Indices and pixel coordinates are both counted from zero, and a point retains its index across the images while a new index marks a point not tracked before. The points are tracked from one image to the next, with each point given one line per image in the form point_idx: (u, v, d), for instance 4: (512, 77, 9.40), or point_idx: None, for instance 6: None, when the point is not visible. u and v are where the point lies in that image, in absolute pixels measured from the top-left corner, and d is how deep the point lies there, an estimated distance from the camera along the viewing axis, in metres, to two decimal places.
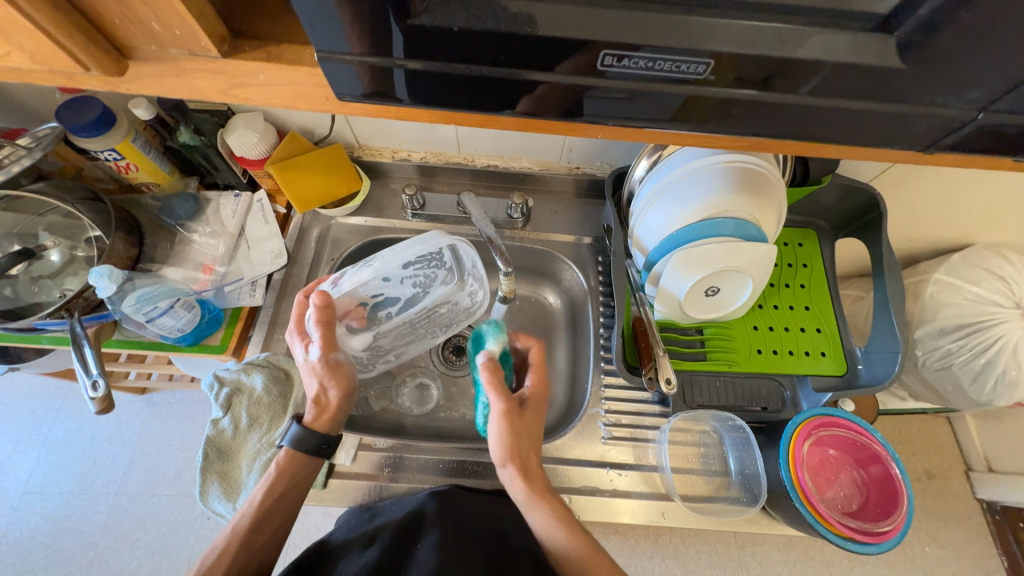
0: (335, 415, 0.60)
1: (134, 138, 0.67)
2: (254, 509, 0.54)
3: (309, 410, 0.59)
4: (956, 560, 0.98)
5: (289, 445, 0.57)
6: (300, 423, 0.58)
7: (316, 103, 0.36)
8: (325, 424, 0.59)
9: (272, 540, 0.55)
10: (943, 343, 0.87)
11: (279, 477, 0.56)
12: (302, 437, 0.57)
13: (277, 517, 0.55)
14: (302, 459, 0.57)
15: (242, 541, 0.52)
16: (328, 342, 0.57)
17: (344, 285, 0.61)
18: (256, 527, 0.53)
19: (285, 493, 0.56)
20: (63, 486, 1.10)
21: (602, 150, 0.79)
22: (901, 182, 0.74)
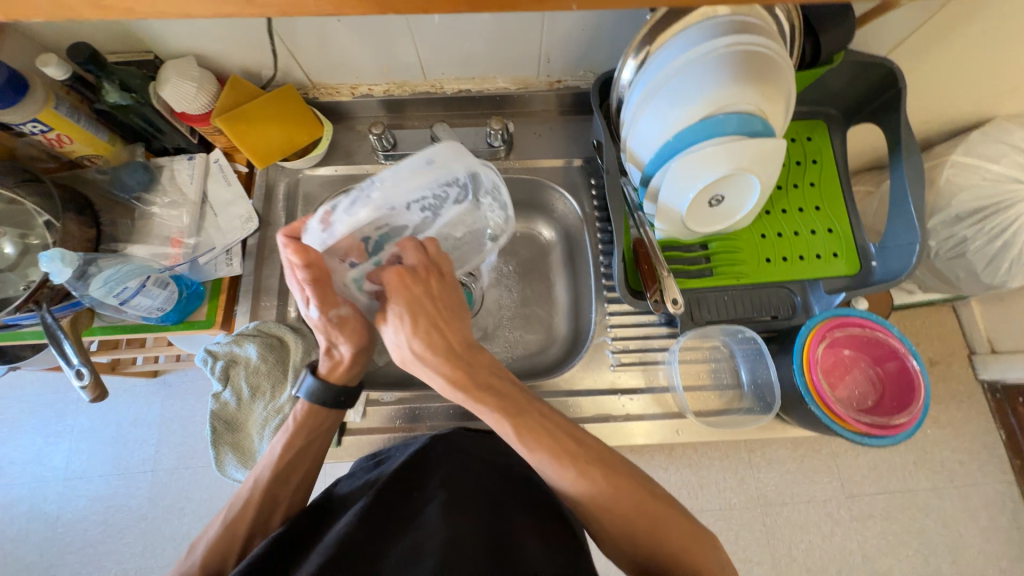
0: (351, 368, 0.58)
1: (56, 105, 0.60)
2: (276, 461, 0.55)
3: (323, 362, 0.58)
4: (957, 438, 1.01)
5: (306, 398, 0.57)
6: (314, 373, 0.57)
7: (220, 5, 0.30)
8: (342, 375, 0.58)
9: (300, 487, 0.57)
10: (958, 230, 0.83)
11: (298, 432, 0.56)
12: (318, 390, 0.57)
13: (296, 468, 0.56)
14: (320, 413, 0.57)
15: (266, 492, 0.54)
16: (324, 299, 0.52)
17: (341, 217, 0.50)
18: (278, 479, 0.55)
19: (305, 447, 0.56)
20: (101, 468, 1.14)
21: (584, 55, 0.70)
22: (923, 52, 0.66)
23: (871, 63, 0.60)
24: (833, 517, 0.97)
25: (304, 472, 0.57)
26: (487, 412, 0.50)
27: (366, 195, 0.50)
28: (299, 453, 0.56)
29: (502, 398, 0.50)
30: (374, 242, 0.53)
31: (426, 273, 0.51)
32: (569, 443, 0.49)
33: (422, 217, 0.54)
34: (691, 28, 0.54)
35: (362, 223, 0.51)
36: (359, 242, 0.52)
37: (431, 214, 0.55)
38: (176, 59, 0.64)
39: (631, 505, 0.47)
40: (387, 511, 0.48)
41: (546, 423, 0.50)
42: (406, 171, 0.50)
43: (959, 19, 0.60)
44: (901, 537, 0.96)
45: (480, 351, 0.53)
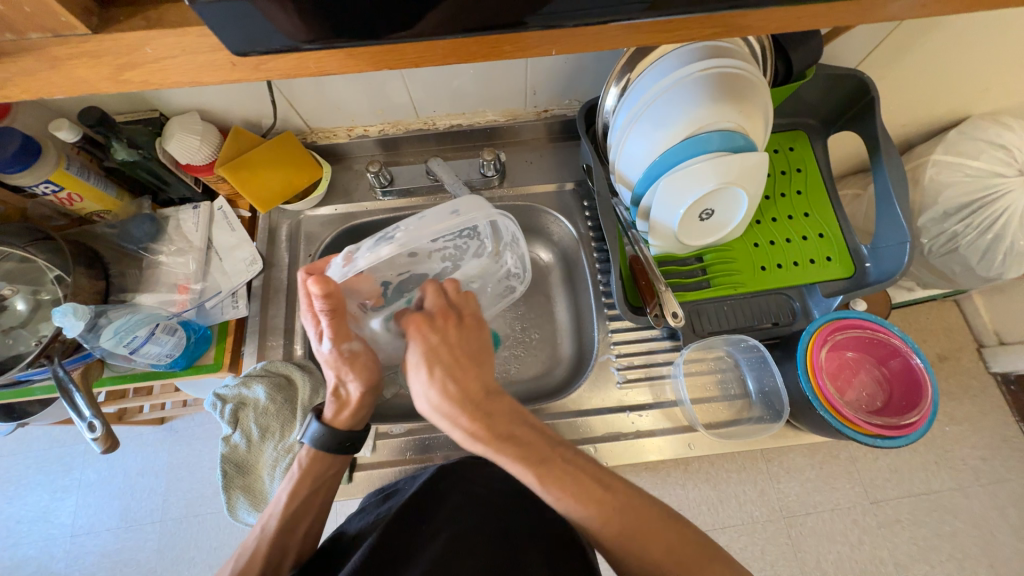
0: (356, 412, 0.58)
1: (67, 165, 0.62)
2: (282, 512, 0.55)
3: (330, 405, 0.58)
4: (976, 434, 1.00)
5: (311, 444, 0.57)
6: (319, 420, 0.58)
7: (224, 71, 0.32)
8: (346, 421, 0.58)
9: (309, 533, 0.56)
10: (948, 226, 0.84)
11: (302, 479, 0.56)
12: (322, 437, 0.57)
13: (303, 517, 0.55)
14: (325, 459, 0.57)
15: (273, 541, 0.53)
16: (338, 335, 0.52)
17: (366, 257, 0.51)
18: (285, 527, 0.54)
19: (312, 493, 0.56)
20: (109, 522, 1.12)
21: (569, 86, 0.73)
22: (891, 61, 0.69)
23: (843, 75, 0.63)
24: (859, 525, 0.94)
25: (312, 521, 0.56)
26: (502, 454, 0.49)
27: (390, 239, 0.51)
28: (303, 503, 0.55)
29: (520, 445, 0.50)
30: (391, 281, 0.59)
31: (443, 319, 0.56)
32: (595, 487, 0.48)
33: (439, 264, 0.60)
34: (667, 55, 0.57)
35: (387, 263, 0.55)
36: (379, 287, 0.58)
37: (449, 260, 0.60)
38: (181, 115, 0.67)
39: (647, 538, 0.46)
40: (399, 547, 0.48)
41: (575, 467, 0.49)
42: (433, 223, 0.51)
43: (922, 29, 0.63)
44: (932, 542, 0.93)
45: (500, 398, 0.54)
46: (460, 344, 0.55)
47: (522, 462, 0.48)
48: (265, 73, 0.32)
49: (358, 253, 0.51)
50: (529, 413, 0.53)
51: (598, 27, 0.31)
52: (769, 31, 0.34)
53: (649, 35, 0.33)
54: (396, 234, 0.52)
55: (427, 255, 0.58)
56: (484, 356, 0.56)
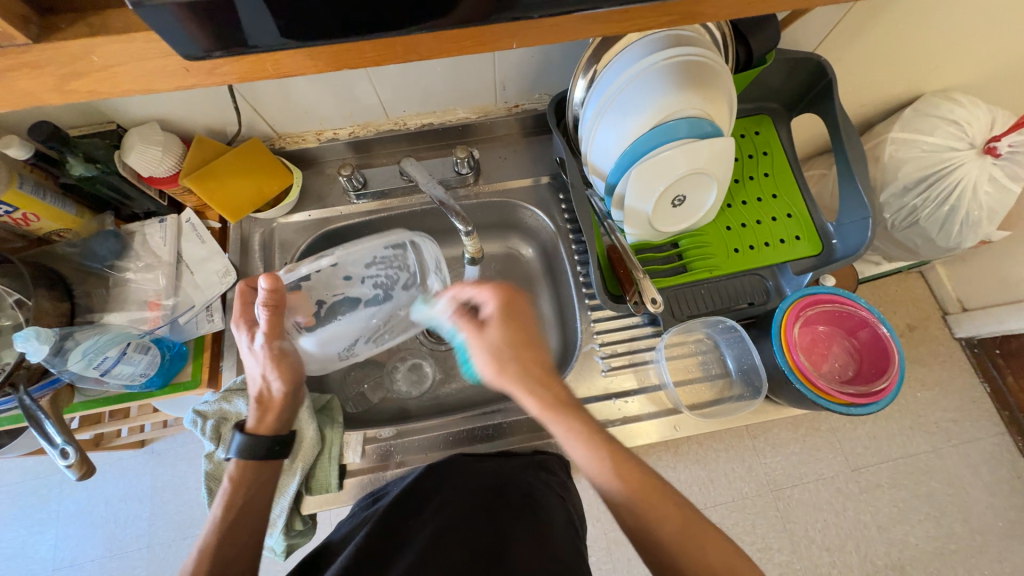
0: (281, 414, 0.55)
1: (20, 183, 0.59)
2: (217, 527, 0.48)
3: (252, 414, 0.55)
4: (945, 397, 1.05)
5: (237, 454, 0.52)
6: (242, 430, 0.53)
7: (178, 77, 0.31)
8: (268, 425, 0.54)
9: (251, 547, 0.49)
10: (908, 200, 0.88)
11: (237, 487, 0.51)
12: (248, 445, 0.52)
13: (246, 531, 0.49)
14: (254, 467, 0.52)
15: (211, 561, 0.46)
16: (273, 327, 0.54)
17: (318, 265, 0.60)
18: (224, 543, 0.47)
19: (248, 502, 0.51)
20: (93, 552, 1.09)
21: (538, 80, 0.73)
22: (846, 43, 0.71)
23: (801, 58, 0.65)
24: (843, 492, 0.98)
25: (253, 532, 0.49)
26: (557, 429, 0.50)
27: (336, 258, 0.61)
28: (241, 514, 0.50)
29: (573, 423, 0.50)
30: (320, 303, 0.62)
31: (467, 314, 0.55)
32: (626, 461, 0.48)
33: (370, 290, 0.65)
34: (632, 45, 0.57)
35: (317, 278, 0.61)
36: (314, 305, 0.62)
37: (380, 289, 0.65)
38: (140, 126, 0.65)
39: (651, 511, 0.46)
40: (387, 543, 0.47)
41: (608, 441, 0.49)
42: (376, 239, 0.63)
43: (873, 12, 0.65)
44: (911, 503, 0.97)
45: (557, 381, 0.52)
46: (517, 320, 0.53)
47: (577, 440, 0.49)
48: (222, 77, 0.32)
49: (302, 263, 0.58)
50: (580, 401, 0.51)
51: (559, 18, 0.31)
52: (724, 17, 0.34)
53: (611, 24, 0.33)
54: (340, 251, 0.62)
55: (360, 279, 0.64)
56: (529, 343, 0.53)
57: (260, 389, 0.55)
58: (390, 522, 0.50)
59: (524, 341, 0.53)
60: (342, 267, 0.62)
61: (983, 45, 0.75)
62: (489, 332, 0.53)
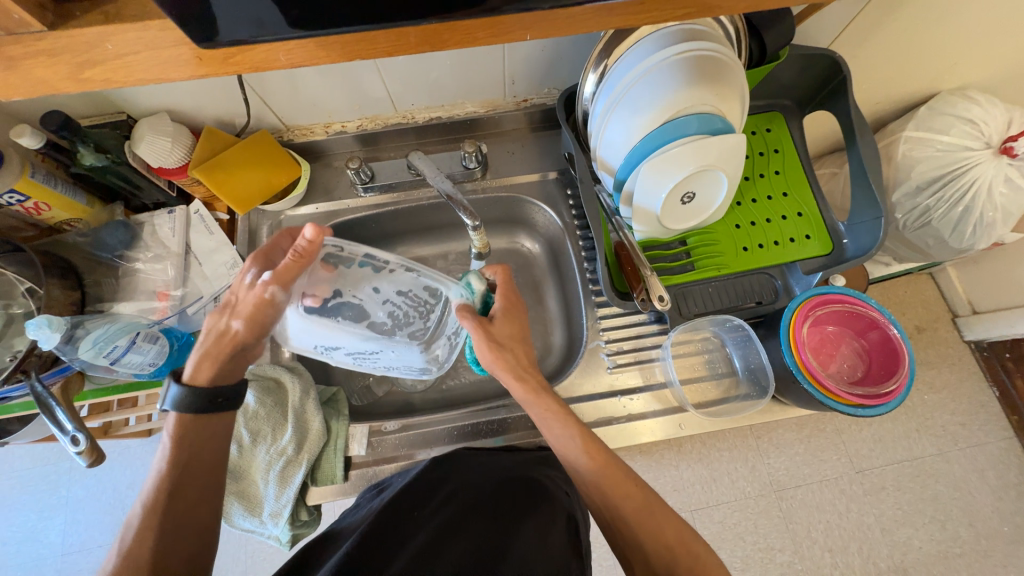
0: (223, 367, 0.52)
1: (32, 173, 0.60)
2: (161, 481, 0.50)
3: (194, 364, 0.53)
4: (953, 400, 1.04)
5: (171, 409, 0.51)
6: (178, 381, 0.52)
7: (191, 66, 0.31)
8: (205, 375, 0.52)
9: (203, 496, 0.51)
10: (921, 200, 0.87)
11: (178, 446, 0.51)
12: (185, 398, 0.51)
13: (191, 484, 0.50)
14: (191, 426, 0.52)
15: (158, 513, 0.48)
16: (283, 282, 0.47)
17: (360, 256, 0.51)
18: (168, 496, 0.49)
19: (192, 458, 0.51)
20: (101, 538, 1.10)
21: (547, 74, 0.73)
22: (861, 39, 0.70)
23: (816, 54, 0.64)
24: (846, 494, 0.98)
25: (200, 484, 0.51)
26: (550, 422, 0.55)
27: (387, 268, 0.52)
28: (182, 471, 0.50)
29: (564, 420, 0.54)
30: (331, 299, 0.49)
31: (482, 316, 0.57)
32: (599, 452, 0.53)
33: (384, 317, 0.52)
34: (644, 40, 0.57)
35: (354, 270, 0.51)
36: (328, 288, 0.49)
37: (393, 318, 0.52)
38: (150, 117, 0.65)
39: (618, 493, 0.50)
40: (392, 534, 0.48)
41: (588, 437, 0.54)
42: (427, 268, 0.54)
43: (890, 8, 0.64)
44: (916, 506, 0.97)
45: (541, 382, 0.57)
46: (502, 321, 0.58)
47: (568, 431, 0.53)
48: (234, 67, 0.32)
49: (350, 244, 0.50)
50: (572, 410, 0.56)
51: (573, 10, 0.31)
52: (742, 10, 0.34)
53: (627, 17, 0.33)
54: (392, 265, 0.52)
55: (379, 301, 0.52)
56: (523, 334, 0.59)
57: (217, 330, 0.52)
58: (395, 512, 0.50)
59: (516, 329, 0.59)
60: (378, 278, 0.52)
61: (1002, 42, 0.74)
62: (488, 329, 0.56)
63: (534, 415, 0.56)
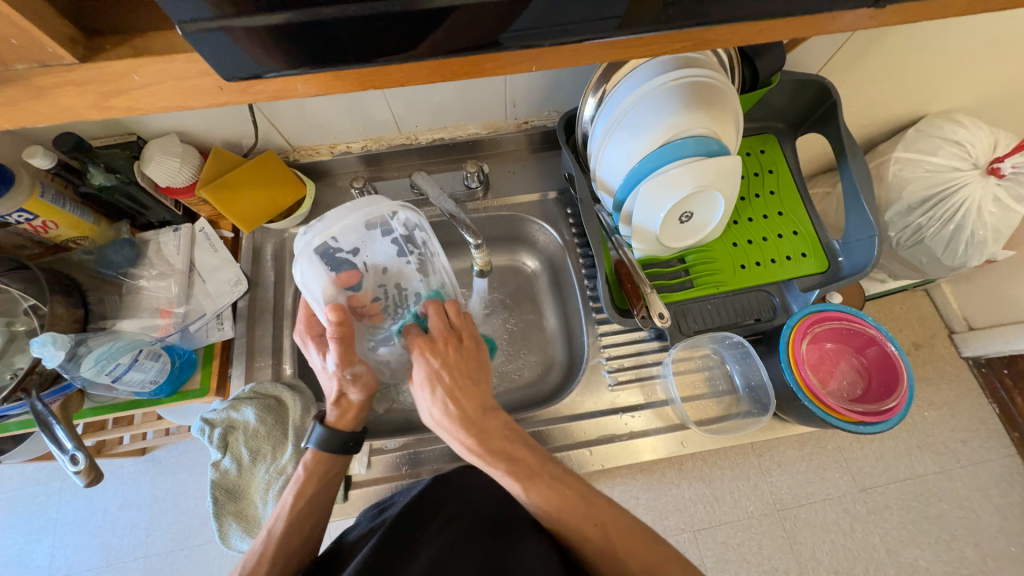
0: (359, 413, 0.58)
1: (42, 192, 0.61)
2: (287, 513, 0.54)
3: (331, 411, 0.58)
4: (953, 417, 1.04)
5: (314, 446, 0.56)
6: (324, 423, 0.57)
7: (211, 95, 0.32)
8: (349, 422, 0.58)
9: (308, 535, 0.54)
10: (913, 219, 0.89)
11: (309, 479, 0.55)
12: (326, 439, 0.56)
13: (306, 522, 0.54)
14: (329, 460, 0.56)
15: (278, 545, 0.52)
16: (345, 355, 0.53)
17: (393, 233, 0.58)
18: (291, 529, 0.53)
19: (315, 495, 0.55)
20: (89, 561, 1.07)
21: (547, 98, 0.75)
22: (850, 66, 0.73)
23: (806, 80, 0.66)
24: (850, 513, 0.97)
25: (312, 524, 0.55)
26: (495, 464, 0.52)
27: (406, 259, 0.60)
28: (307, 504, 0.54)
29: (512, 461, 0.52)
30: (345, 253, 0.56)
31: (445, 342, 0.56)
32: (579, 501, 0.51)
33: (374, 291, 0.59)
34: (640, 67, 0.59)
35: (381, 242, 0.58)
36: (354, 245, 0.56)
37: (382, 297, 0.60)
38: (160, 138, 0.66)
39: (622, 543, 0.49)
40: (394, 555, 0.46)
41: (556, 480, 0.51)
42: (436, 275, 0.62)
43: (876, 37, 0.67)
44: (920, 525, 0.96)
45: (497, 414, 0.55)
46: (450, 361, 0.56)
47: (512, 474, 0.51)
48: (253, 96, 0.33)
49: (399, 221, 0.57)
50: (524, 431, 0.54)
51: (578, 43, 0.33)
52: (737, 43, 0.36)
53: (624, 49, 0.34)
54: (410, 261, 0.60)
55: (376, 280, 0.59)
56: (465, 353, 0.57)
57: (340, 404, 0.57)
58: (397, 531, 0.49)
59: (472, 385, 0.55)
60: (392, 260, 0.59)
61: (983, 69, 0.77)
62: (437, 366, 0.55)
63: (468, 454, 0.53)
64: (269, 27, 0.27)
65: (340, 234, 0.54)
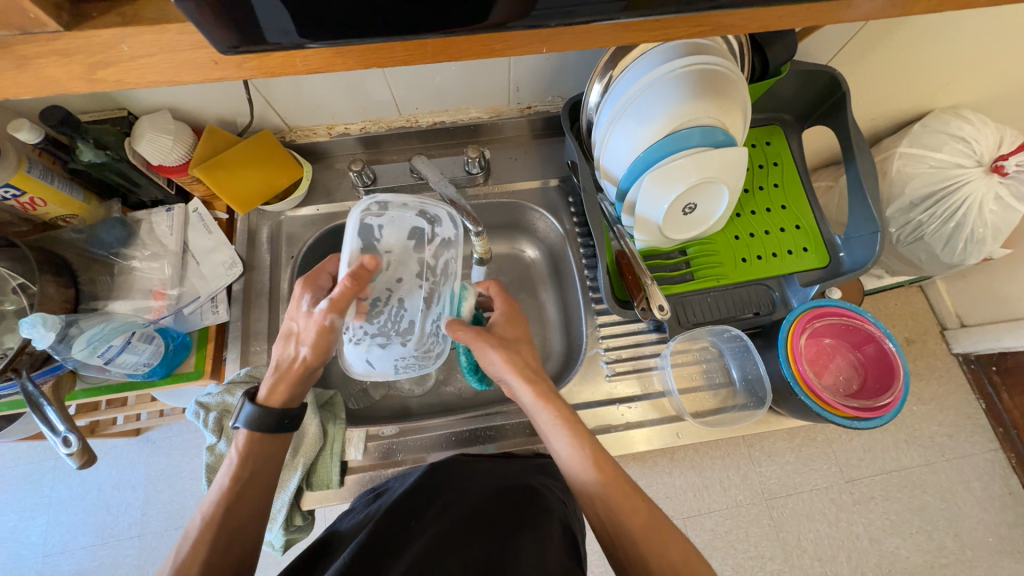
0: (294, 388, 0.56)
1: (29, 167, 0.59)
2: (223, 495, 0.51)
3: (266, 382, 0.56)
4: (941, 412, 1.05)
5: (245, 425, 0.54)
6: (254, 401, 0.55)
7: (206, 69, 0.31)
8: (279, 397, 0.55)
9: (250, 522, 0.52)
10: (914, 215, 0.89)
11: (244, 460, 0.53)
12: (256, 416, 0.54)
13: (248, 503, 0.52)
14: (264, 439, 0.54)
15: (215, 525, 0.50)
16: (336, 304, 0.50)
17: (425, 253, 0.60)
18: (227, 510, 0.51)
19: (252, 478, 0.53)
20: (84, 539, 1.08)
21: (551, 83, 0.73)
22: (860, 57, 0.72)
23: (816, 71, 0.65)
24: (836, 503, 0.98)
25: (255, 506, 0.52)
26: (554, 422, 0.53)
27: (421, 281, 0.59)
28: (245, 485, 0.52)
29: (573, 424, 0.53)
30: (382, 245, 0.59)
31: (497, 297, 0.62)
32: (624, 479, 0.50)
33: (379, 286, 0.57)
34: (649, 52, 0.58)
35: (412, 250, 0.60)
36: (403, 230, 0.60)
37: (382, 293, 0.57)
38: (150, 114, 0.64)
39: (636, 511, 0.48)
40: (387, 542, 0.47)
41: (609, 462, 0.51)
42: (434, 313, 0.59)
43: (888, 28, 0.65)
44: (903, 516, 0.98)
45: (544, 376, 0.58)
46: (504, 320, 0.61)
47: (582, 443, 0.52)
48: (249, 71, 0.32)
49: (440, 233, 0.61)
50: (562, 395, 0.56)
51: (583, 26, 0.31)
52: (745, 31, 0.34)
53: (634, 32, 0.33)
54: (422, 285, 0.59)
55: (387, 284, 0.58)
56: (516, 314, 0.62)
57: (286, 355, 0.55)
58: (392, 523, 0.49)
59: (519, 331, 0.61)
60: (408, 275, 0.59)
61: (993, 64, 0.76)
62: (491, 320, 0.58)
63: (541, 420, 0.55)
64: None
65: (394, 225, 0.59)
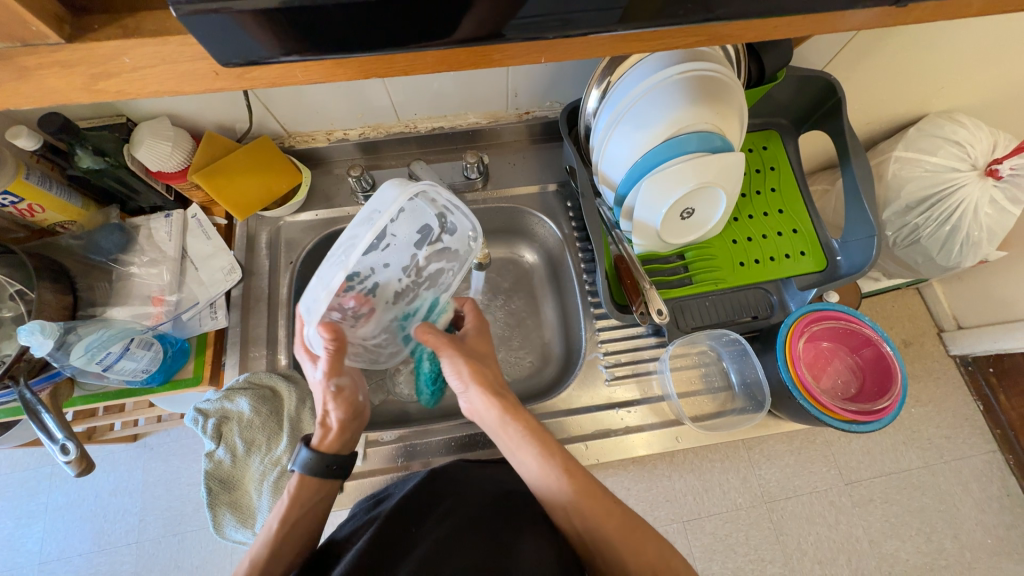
0: (343, 435, 0.58)
1: (27, 174, 0.59)
2: (271, 538, 0.52)
3: (317, 432, 0.57)
4: (939, 414, 1.06)
5: (300, 470, 0.55)
6: (308, 446, 0.56)
7: (206, 80, 0.31)
8: (334, 444, 0.57)
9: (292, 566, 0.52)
10: (910, 219, 0.89)
11: (293, 503, 0.54)
12: (311, 463, 0.55)
13: (296, 542, 0.53)
14: (314, 484, 0.55)
15: (264, 569, 0.50)
16: (332, 366, 0.52)
17: (421, 251, 0.59)
18: (277, 553, 0.51)
19: (300, 520, 0.54)
20: (80, 546, 1.07)
21: (550, 88, 0.74)
22: (855, 63, 0.72)
23: (812, 76, 0.66)
24: (836, 506, 0.99)
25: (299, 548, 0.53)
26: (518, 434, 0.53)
27: (403, 277, 0.59)
28: (292, 528, 0.53)
29: (538, 436, 0.53)
30: (393, 233, 0.55)
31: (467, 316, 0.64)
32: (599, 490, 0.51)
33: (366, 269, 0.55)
34: (647, 59, 0.58)
35: (412, 243, 0.58)
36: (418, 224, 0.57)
37: (365, 275, 0.55)
38: (150, 120, 0.64)
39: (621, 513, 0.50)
40: (388, 549, 0.47)
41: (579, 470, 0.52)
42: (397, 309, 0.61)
43: (883, 34, 0.66)
44: (903, 518, 0.98)
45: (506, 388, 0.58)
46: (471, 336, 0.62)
47: (548, 455, 0.52)
48: (250, 82, 0.32)
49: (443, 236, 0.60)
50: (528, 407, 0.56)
51: (581, 37, 0.32)
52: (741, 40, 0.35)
53: (631, 43, 0.33)
54: (401, 281, 0.59)
55: (374, 267, 0.56)
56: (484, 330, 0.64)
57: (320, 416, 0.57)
58: (392, 529, 0.49)
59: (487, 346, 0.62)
60: (396, 264, 0.58)
61: (987, 69, 0.76)
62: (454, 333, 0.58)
63: (507, 435, 0.54)
64: (253, 11, 0.25)
65: (413, 215, 0.56)
